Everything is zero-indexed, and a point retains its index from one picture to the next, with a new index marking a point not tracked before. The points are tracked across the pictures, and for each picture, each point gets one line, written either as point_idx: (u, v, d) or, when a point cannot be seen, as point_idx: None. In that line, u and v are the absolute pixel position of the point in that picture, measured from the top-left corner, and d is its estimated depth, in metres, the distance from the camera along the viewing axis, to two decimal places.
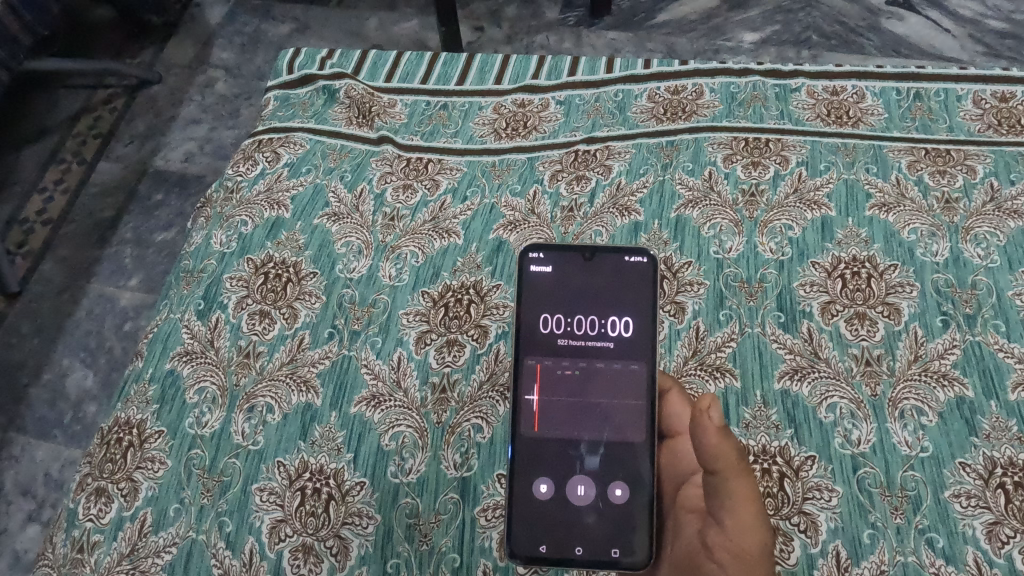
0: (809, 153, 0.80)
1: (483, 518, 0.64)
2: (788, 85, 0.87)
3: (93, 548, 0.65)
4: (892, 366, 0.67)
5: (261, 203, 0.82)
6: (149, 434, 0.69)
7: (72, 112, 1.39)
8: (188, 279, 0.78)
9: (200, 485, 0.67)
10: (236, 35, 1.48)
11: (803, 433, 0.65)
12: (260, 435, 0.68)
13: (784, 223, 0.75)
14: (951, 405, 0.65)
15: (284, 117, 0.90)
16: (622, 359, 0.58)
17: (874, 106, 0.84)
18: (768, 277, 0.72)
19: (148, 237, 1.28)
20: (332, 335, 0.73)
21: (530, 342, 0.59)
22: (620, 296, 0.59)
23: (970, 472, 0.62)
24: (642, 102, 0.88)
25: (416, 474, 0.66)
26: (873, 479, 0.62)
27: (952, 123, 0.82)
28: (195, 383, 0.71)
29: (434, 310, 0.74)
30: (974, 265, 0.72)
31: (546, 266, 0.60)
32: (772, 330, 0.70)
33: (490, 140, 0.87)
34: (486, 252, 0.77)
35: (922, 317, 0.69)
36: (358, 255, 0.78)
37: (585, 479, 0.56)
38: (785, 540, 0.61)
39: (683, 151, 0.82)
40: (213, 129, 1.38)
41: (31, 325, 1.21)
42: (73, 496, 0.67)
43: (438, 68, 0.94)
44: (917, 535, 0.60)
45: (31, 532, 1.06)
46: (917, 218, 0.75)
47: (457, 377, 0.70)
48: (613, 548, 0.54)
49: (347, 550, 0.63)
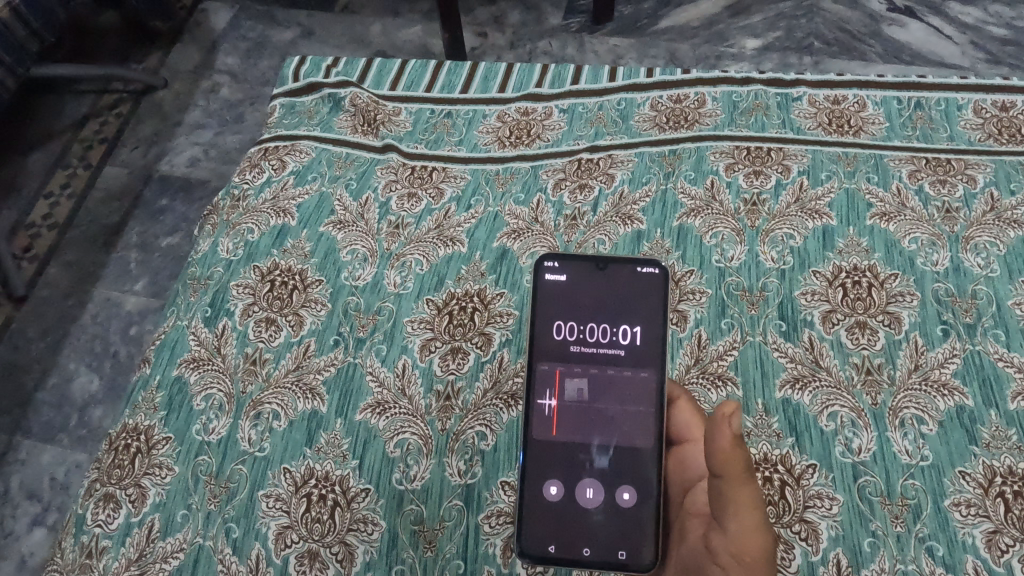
0: (810, 163, 0.81)
1: (488, 525, 0.65)
2: (790, 94, 0.88)
3: (102, 553, 0.66)
4: (892, 375, 0.67)
5: (267, 211, 0.83)
6: (157, 440, 0.70)
7: (78, 116, 1.40)
8: (195, 286, 0.79)
9: (207, 491, 0.67)
10: (241, 41, 1.50)
11: (804, 442, 0.65)
12: (266, 441, 0.69)
13: (786, 232, 0.76)
14: (951, 414, 0.65)
15: (290, 125, 0.91)
16: (633, 367, 0.59)
17: (875, 115, 0.85)
18: (770, 286, 0.73)
19: (153, 242, 1.29)
20: (338, 342, 0.74)
21: (543, 348, 0.60)
22: (631, 305, 0.60)
23: (971, 481, 0.63)
24: (645, 111, 0.89)
25: (420, 481, 0.67)
26: (873, 487, 0.63)
27: (952, 132, 0.83)
28: (202, 390, 0.72)
29: (439, 317, 0.75)
30: (973, 274, 0.72)
31: (560, 275, 0.61)
32: (774, 338, 0.70)
33: (494, 148, 0.87)
34: (490, 260, 0.78)
35: (922, 326, 0.69)
36: (363, 263, 0.78)
37: (594, 482, 0.57)
38: (786, 548, 0.61)
39: (686, 160, 0.83)
40: (218, 134, 1.39)
41: (38, 329, 1.22)
42: (81, 501, 0.68)
43: (443, 76, 0.95)
44: (917, 543, 0.61)
45: (37, 535, 1.07)
46: (917, 227, 0.75)
47: (461, 385, 0.71)
48: (621, 550, 0.55)
49: (352, 557, 0.64)
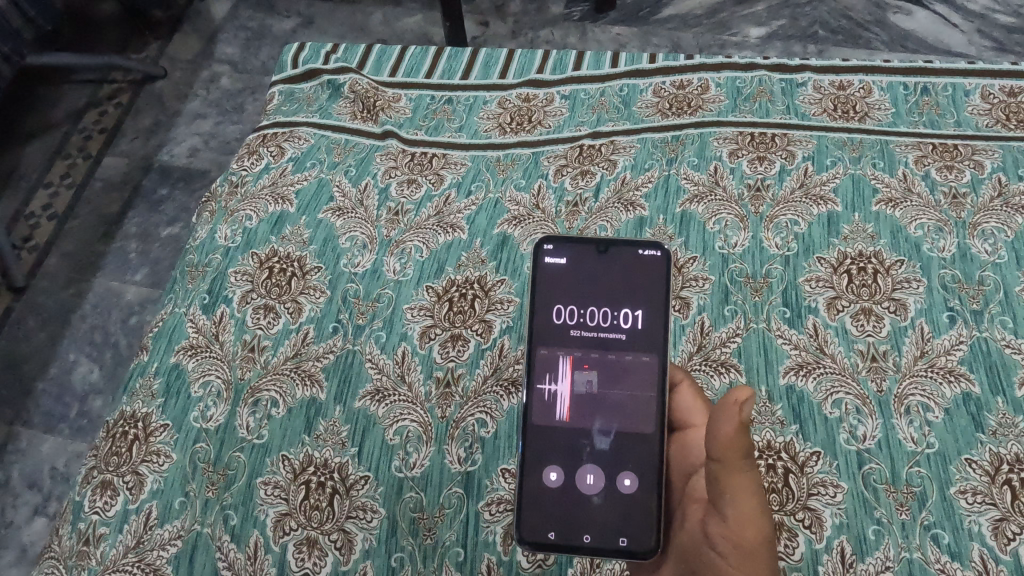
0: (815, 149, 0.80)
1: (488, 512, 0.64)
2: (795, 80, 0.87)
3: (100, 540, 0.65)
4: (898, 362, 0.67)
5: (266, 197, 0.82)
6: (155, 428, 0.69)
7: (77, 106, 1.39)
8: (193, 274, 0.78)
9: (205, 479, 0.67)
10: (241, 30, 1.48)
11: (808, 429, 0.64)
12: (264, 428, 0.69)
13: (790, 218, 0.75)
14: (957, 401, 0.64)
15: (289, 112, 0.90)
16: (634, 351, 0.58)
17: (881, 101, 0.84)
18: (774, 272, 0.72)
19: (153, 232, 1.28)
20: (337, 330, 0.73)
21: (542, 333, 0.59)
22: (633, 289, 0.59)
23: (977, 469, 0.62)
24: (647, 97, 0.88)
25: (420, 469, 0.66)
26: (878, 475, 0.62)
27: (959, 118, 0.82)
28: (200, 377, 0.72)
29: (439, 305, 0.74)
30: (981, 260, 0.71)
31: (559, 258, 0.60)
32: (778, 325, 0.69)
33: (495, 134, 0.87)
34: (491, 247, 0.77)
35: (929, 313, 0.68)
36: (362, 249, 0.78)
37: (595, 468, 0.56)
38: (790, 535, 0.61)
39: (688, 145, 0.82)
40: (218, 124, 1.39)
41: (38, 319, 1.22)
42: (79, 489, 0.68)
43: (443, 62, 0.94)
44: (923, 531, 0.60)
45: (38, 525, 1.06)
46: (924, 213, 0.74)
47: (461, 372, 0.70)
48: (622, 537, 0.54)
49: (351, 544, 0.63)
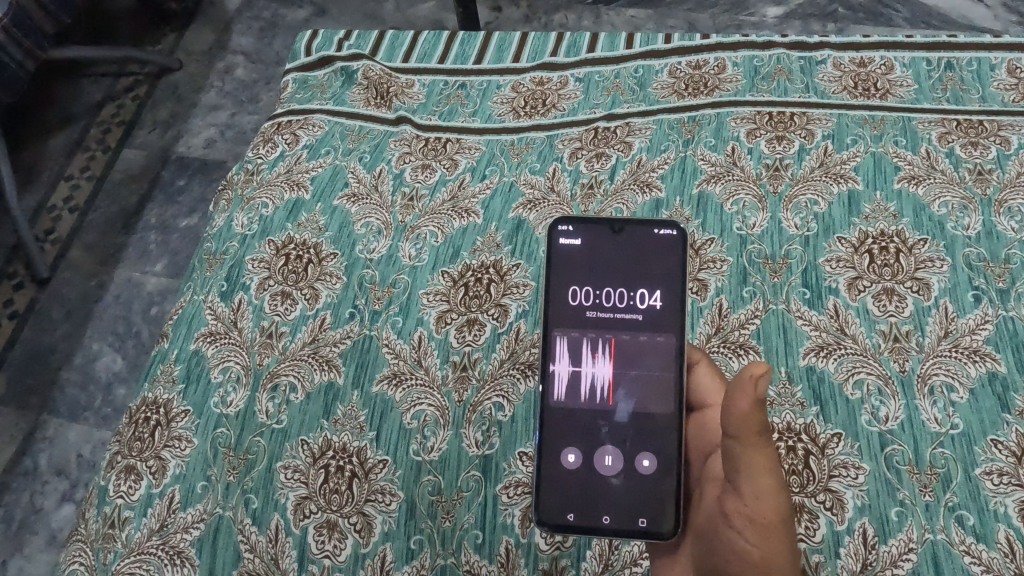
0: (835, 127, 0.78)
1: (506, 495, 0.64)
2: (814, 57, 0.85)
3: (124, 523, 0.66)
4: (921, 342, 0.65)
5: (282, 184, 0.82)
6: (176, 413, 0.70)
7: (97, 100, 1.40)
8: (211, 262, 0.79)
9: (226, 463, 0.68)
10: (254, 21, 1.48)
11: (828, 410, 0.64)
12: (283, 413, 0.69)
13: (809, 198, 0.74)
14: (983, 381, 0.63)
15: (303, 100, 0.90)
16: (650, 331, 0.57)
17: (903, 78, 0.82)
18: (794, 253, 0.71)
19: (172, 222, 1.30)
20: (353, 316, 0.73)
21: (558, 315, 0.58)
22: (648, 268, 0.59)
23: (1003, 450, 0.61)
24: (663, 78, 0.86)
25: (437, 452, 0.66)
26: (901, 456, 0.61)
27: (985, 93, 0.79)
28: (220, 363, 0.72)
29: (455, 289, 0.74)
30: (1007, 238, 0.69)
31: (575, 239, 0.60)
32: (797, 306, 0.68)
33: (509, 118, 0.86)
34: (506, 231, 0.76)
35: (952, 293, 0.67)
36: (378, 235, 0.78)
37: (613, 449, 0.56)
38: (810, 517, 0.60)
39: (705, 126, 0.81)
40: (233, 115, 1.39)
41: (61, 310, 1.23)
42: (104, 474, 0.69)
43: (456, 47, 0.94)
44: (947, 513, 0.59)
45: (66, 511, 1.09)
46: (948, 191, 0.73)
47: (478, 356, 0.70)
48: (641, 518, 0.54)
49: (370, 527, 0.64)
